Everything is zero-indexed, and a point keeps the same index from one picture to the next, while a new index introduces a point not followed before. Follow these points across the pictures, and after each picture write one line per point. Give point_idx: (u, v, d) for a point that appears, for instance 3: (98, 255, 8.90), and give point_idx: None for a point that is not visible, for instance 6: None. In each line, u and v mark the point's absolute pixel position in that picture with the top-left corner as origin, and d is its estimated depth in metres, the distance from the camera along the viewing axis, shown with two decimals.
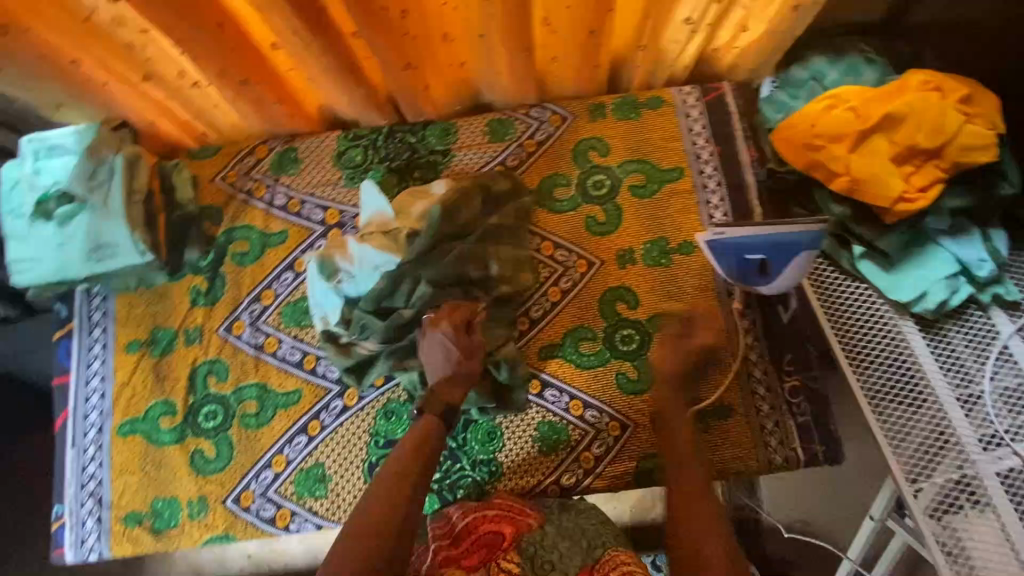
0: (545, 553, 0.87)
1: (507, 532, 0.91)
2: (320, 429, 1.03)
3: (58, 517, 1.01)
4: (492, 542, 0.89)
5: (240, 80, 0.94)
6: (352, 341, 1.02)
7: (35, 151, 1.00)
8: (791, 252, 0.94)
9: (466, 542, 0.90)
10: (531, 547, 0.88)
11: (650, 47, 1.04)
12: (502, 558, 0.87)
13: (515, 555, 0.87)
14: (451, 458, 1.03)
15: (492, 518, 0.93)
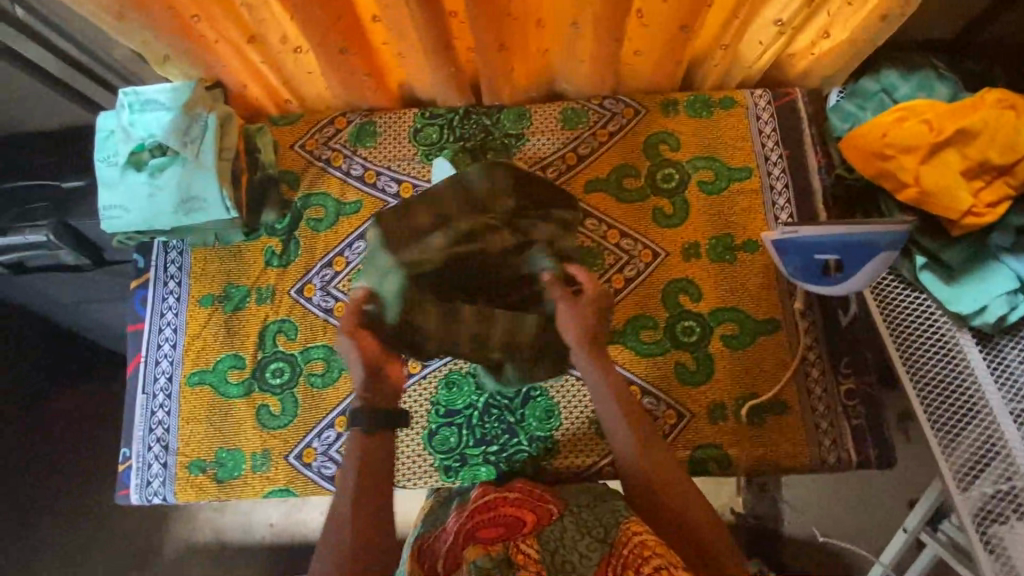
0: (565, 549, 0.82)
1: (529, 520, 0.87)
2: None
3: (125, 459, 1.05)
4: (512, 523, 0.85)
5: (339, 49, 0.97)
6: None
7: (130, 104, 1.02)
8: (861, 252, 0.94)
9: (486, 516, 0.86)
10: (551, 542, 0.83)
11: (732, 47, 1.06)
12: (523, 539, 0.81)
13: (536, 542, 0.82)
14: (509, 432, 1.05)
15: (512, 501, 0.89)
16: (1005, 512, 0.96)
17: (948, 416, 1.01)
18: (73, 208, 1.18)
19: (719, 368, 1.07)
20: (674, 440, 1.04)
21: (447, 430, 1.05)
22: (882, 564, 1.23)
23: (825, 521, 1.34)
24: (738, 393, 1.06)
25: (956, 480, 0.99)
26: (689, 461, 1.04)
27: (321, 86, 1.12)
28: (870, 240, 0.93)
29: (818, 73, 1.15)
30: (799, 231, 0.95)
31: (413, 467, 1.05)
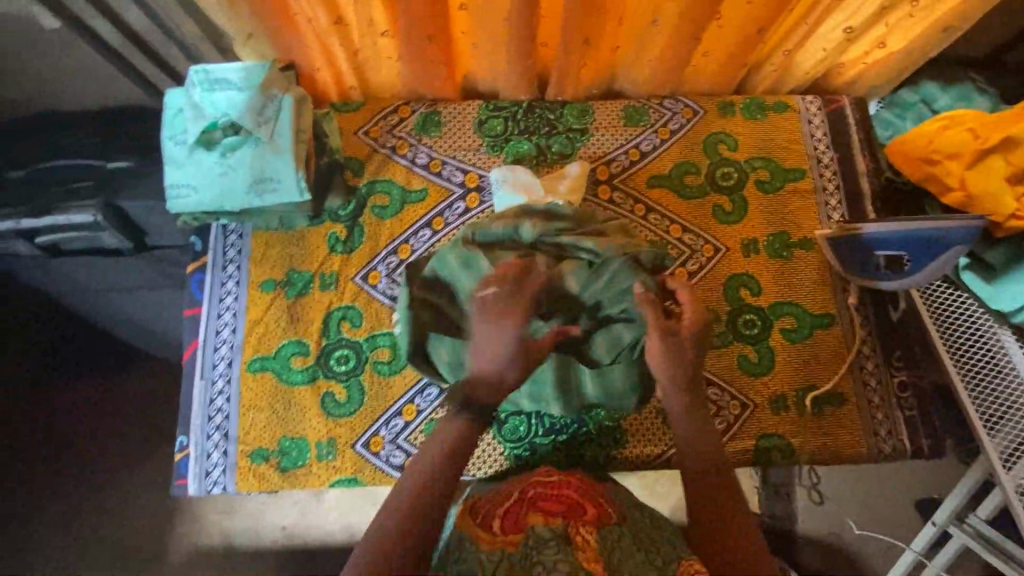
0: (623, 550, 0.77)
1: (591, 511, 0.80)
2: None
3: (182, 447, 1.02)
4: (574, 508, 0.80)
5: (425, 35, 0.97)
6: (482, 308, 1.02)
7: (199, 82, 0.99)
8: (927, 247, 1.02)
9: (547, 496, 0.82)
10: (609, 540, 0.77)
11: (794, 52, 1.11)
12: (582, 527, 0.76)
13: (595, 532, 0.77)
14: (579, 421, 1.06)
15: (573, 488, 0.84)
16: None
17: (991, 407, 1.05)
18: (120, 188, 1.14)
19: (779, 361, 1.10)
20: (739, 429, 1.06)
21: (516, 419, 1.06)
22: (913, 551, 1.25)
23: (863, 515, 1.35)
24: (798, 384, 1.09)
25: (1002, 468, 1.02)
26: (753, 450, 1.06)
27: (390, 73, 1.12)
28: (937, 235, 1.00)
29: (865, 82, 1.21)
30: (863, 229, 1.06)
31: (483, 457, 1.05)
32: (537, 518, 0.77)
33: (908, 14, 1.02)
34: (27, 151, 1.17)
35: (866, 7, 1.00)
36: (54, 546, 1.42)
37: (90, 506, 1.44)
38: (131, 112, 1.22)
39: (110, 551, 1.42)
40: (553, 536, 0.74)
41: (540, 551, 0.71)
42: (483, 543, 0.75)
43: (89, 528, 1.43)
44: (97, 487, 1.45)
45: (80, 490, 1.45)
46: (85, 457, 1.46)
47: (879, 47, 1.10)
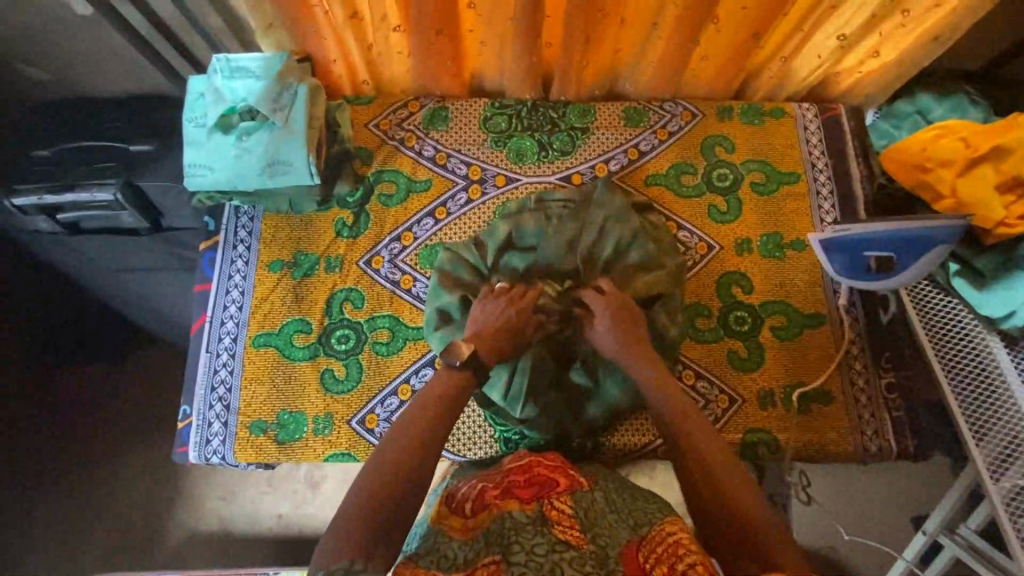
0: (598, 514, 0.79)
1: (563, 483, 0.83)
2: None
3: (185, 416, 1.06)
4: (547, 484, 0.83)
5: (435, 31, 1.02)
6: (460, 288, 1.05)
7: (221, 69, 1.05)
8: (917, 245, 1.04)
9: (524, 476, 0.85)
10: (584, 505, 0.80)
11: (789, 59, 1.15)
12: (556, 497, 0.79)
13: (569, 501, 0.80)
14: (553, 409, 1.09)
15: (546, 467, 0.87)
16: None
17: (979, 412, 1.07)
18: (141, 169, 1.19)
19: (769, 357, 1.12)
20: (727, 423, 1.09)
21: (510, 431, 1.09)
22: (905, 559, 1.25)
23: (852, 520, 1.35)
24: (787, 381, 1.11)
25: (989, 474, 1.03)
26: (740, 444, 1.08)
27: (401, 69, 1.17)
28: (927, 234, 1.03)
29: (860, 92, 1.24)
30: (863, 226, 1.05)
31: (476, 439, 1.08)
32: (512, 502, 0.78)
33: (900, 24, 1.05)
34: (57, 132, 1.24)
35: (858, 17, 1.03)
36: (62, 514, 1.47)
37: (97, 478, 1.50)
38: (156, 98, 1.28)
39: (115, 522, 1.47)
40: (529, 519, 0.75)
41: (516, 532, 0.73)
42: (456, 534, 0.78)
43: (96, 499, 1.49)
44: (105, 459, 1.51)
45: (88, 462, 1.50)
46: (96, 431, 1.52)
47: (873, 56, 1.13)
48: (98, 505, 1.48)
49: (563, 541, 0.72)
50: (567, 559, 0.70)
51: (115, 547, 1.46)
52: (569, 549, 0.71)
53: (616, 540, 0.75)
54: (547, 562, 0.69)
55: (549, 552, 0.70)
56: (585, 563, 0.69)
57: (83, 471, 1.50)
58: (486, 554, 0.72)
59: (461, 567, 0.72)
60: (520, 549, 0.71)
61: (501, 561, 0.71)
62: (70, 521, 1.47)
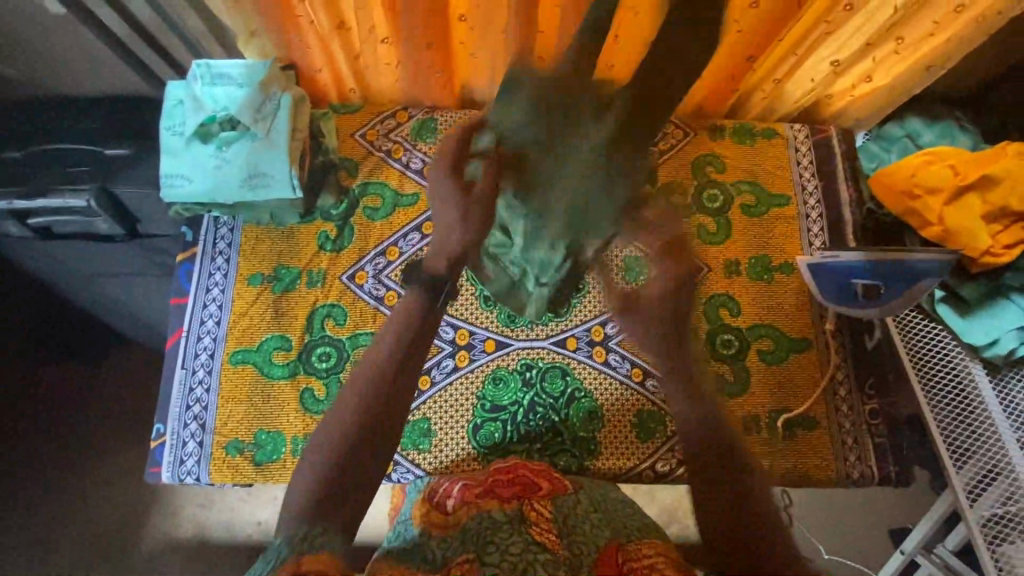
0: (578, 516, 0.80)
1: (545, 487, 0.86)
2: (454, 371, 1.10)
3: (158, 435, 1.03)
4: (528, 487, 0.85)
5: (425, 44, 0.99)
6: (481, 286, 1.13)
7: (201, 76, 1.02)
8: (901, 278, 1.05)
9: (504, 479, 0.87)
10: (564, 509, 0.82)
11: (783, 81, 1.14)
12: (536, 501, 0.81)
13: (549, 505, 0.81)
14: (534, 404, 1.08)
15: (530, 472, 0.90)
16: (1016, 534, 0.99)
17: (957, 439, 1.06)
18: (117, 175, 1.14)
19: (755, 381, 1.12)
20: None
21: (491, 426, 1.08)
22: None
23: (833, 539, 1.35)
24: (773, 406, 1.11)
25: (967, 500, 1.02)
26: None
27: (389, 79, 1.14)
28: (923, 269, 1.03)
29: (852, 115, 1.24)
30: (846, 254, 1.08)
31: (454, 454, 1.06)
32: (493, 503, 0.80)
33: (894, 51, 1.05)
34: (29, 132, 1.19)
35: (853, 43, 1.02)
36: (25, 525, 1.41)
37: (63, 487, 1.44)
38: (134, 100, 1.24)
39: (83, 533, 1.42)
40: (507, 518, 0.76)
41: (493, 532, 0.73)
42: (436, 532, 0.78)
43: (62, 509, 1.43)
44: (71, 468, 1.45)
45: (54, 471, 1.44)
46: (60, 439, 1.46)
47: (866, 81, 1.13)
48: (64, 517, 1.42)
49: (539, 542, 0.72)
50: (541, 560, 0.68)
51: (83, 559, 1.41)
52: (544, 551, 0.70)
53: (593, 545, 0.73)
54: (521, 560, 0.67)
55: (522, 551, 0.69)
56: (559, 566, 0.67)
57: (48, 480, 1.44)
58: (461, 554, 0.71)
59: (433, 567, 0.70)
60: (494, 550, 0.70)
61: (474, 559, 0.68)
62: (33, 532, 1.41)
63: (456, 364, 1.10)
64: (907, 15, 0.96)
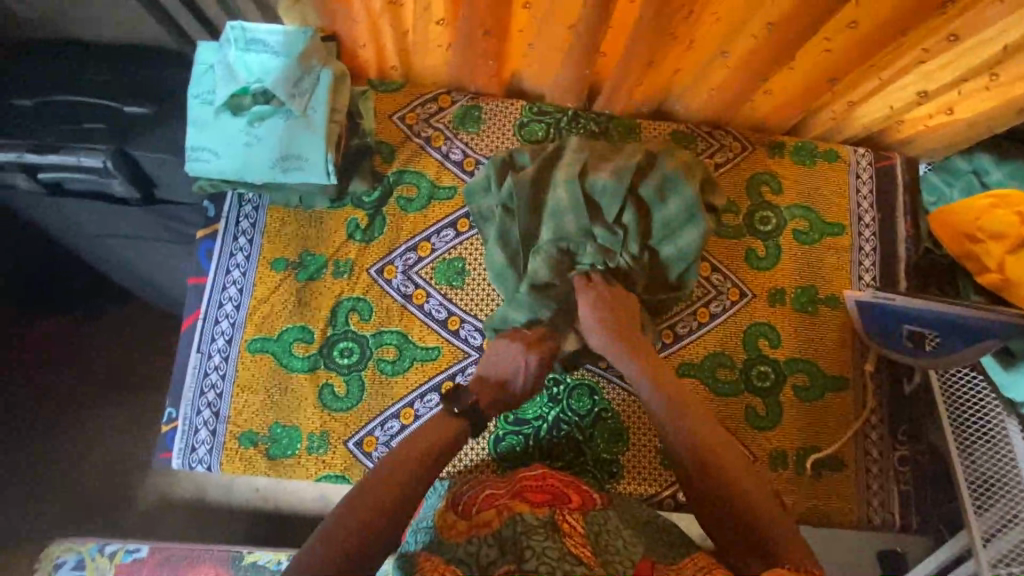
0: (609, 533, 0.80)
1: (575, 499, 0.85)
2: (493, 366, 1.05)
3: (171, 420, 1.00)
4: (559, 496, 0.84)
5: (483, 30, 0.91)
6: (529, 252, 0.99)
7: (234, 40, 0.93)
8: (960, 331, 1.01)
9: (538, 485, 0.87)
10: (596, 524, 0.81)
11: (856, 104, 1.07)
12: (569, 510, 0.81)
13: (581, 518, 0.80)
14: (557, 418, 1.05)
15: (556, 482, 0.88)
16: None
17: (979, 478, 1.03)
18: (135, 137, 1.06)
19: (786, 416, 1.08)
20: None
21: (514, 438, 1.04)
22: None
23: None
24: (801, 444, 1.08)
25: (980, 542, 1.01)
26: None
27: (435, 60, 1.06)
28: (979, 327, 0.99)
29: (920, 145, 1.16)
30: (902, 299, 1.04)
31: (470, 459, 1.04)
32: (524, 506, 0.80)
33: (986, 88, 0.97)
34: (40, 78, 1.10)
35: (944, 75, 0.95)
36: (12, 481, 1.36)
37: (52, 445, 1.38)
38: (154, 52, 1.14)
39: (71, 494, 1.37)
40: (542, 523, 0.76)
41: (528, 536, 0.74)
42: (462, 537, 0.80)
43: (53, 466, 1.38)
44: (64, 427, 1.39)
45: (46, 428, 1.39)
46: (54, 396, 1.40)
47: (945, 114, 1.05)
48: (54, 476, 1.38)
49: (575, 555, 0.73)
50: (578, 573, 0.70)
51: (70, 519, 1.36)
52: (580, 564, 0.72)
53: (627, 564, 0.74)
54: (558, 567, 0.70)
55: (561, 560, 0.71)
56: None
57: (39, 436, 1.38)
58: (500, 562, 0.73)
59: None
60: (532, 555, 0.71)
61: (515, 570, 0.70)
62: (20, 488, 1.36)
63: None
64: (1010, 55, 0.89)
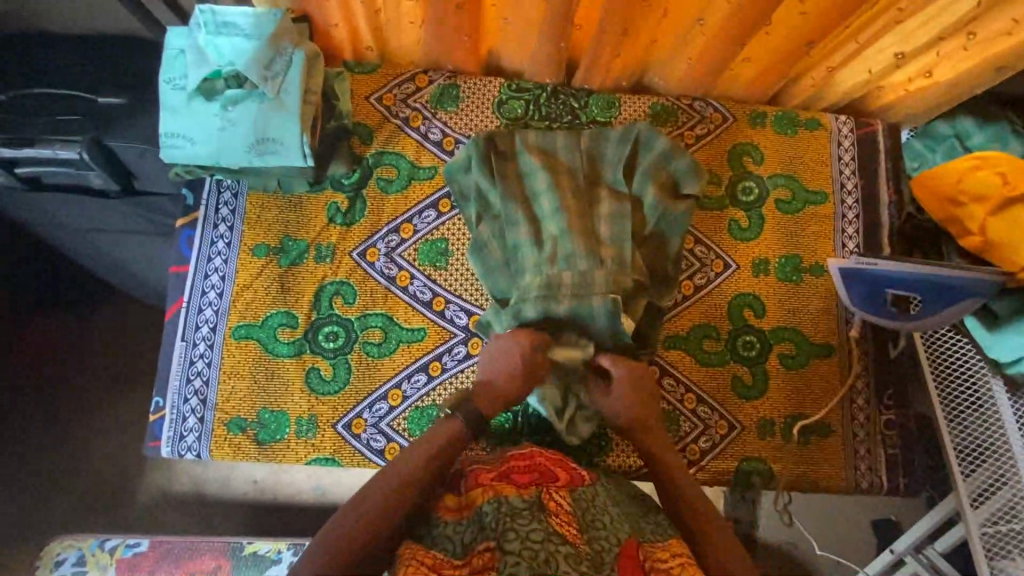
0: (596, 508, 0.81)
1: (562, 477, 0.85)
2: (432, 375, 1.02)
3: (158, 409, 1.01)
4: (546, 475, 0.85)
5: (455, 5, 0.90)
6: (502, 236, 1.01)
7: (205, 23, 0.93)
8: (937, 290, 1.02)
9: (523, 463, 0.87)
10: (583, 500, 0.81)
11: (835, 70, 1.06)
12: (554, 489, 0.81)
13: (568, 495, 0.81)
14: None
15: (540, 462, 0.87)
16: (1015, 547, 0.98)
17: (969, 444, 1.03)
18: (110, 127, 1.05)
19: (772, 385, 1.09)
20: (724, 450, 1.07)
21: (502, 415, 1.04)
22: (891, 550, 1.20)
23: (828, 536, 1.33)
24: (788, 412, 1.09)
25: (968, 505, 1.02)
26: (734, 472, 1.06)
27: (410, 39, 1.05)
28: (963, 286, 1.01)
29: (901, 111, 1.16)
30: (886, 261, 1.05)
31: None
32: (509, 488, 0.79)
33: (963, 47, 0.97)
34: (13, 71, 1.09)
35: (921, 35, 0.95)
36: (6, 481, 1.36)
37: (48, 443, 1.38)
38: (125, 41, 1.13)
39: (68, 493, 1.37)
40: (526, 506, 0.76)
41: (512, 518, 0.74)
42: (450, 516, 0.80)
43: (46, 465, 1.38)
44: (56, 424, 1.39)
45: (38, 428, 1.38)
46: (44, 394, 1.39)
47: (924, 76, 1.05)
48: (50, 473, 1.38)
49: (559, 533, 0.73)
50: (563, 552, 0.71)
51: (67, 516, 1.36)
52: (565, 543, 0.72)
53: (613, 540, 0.75)
54: (542, 551, 0.70)
55: (545, 541, 0.71)
56: (580, 560, 0.70)
57: (31, 436, 1.38)
58: (480, 540, 0.75)
59: (457, 556, 0.75)
60: (515, 537, 0.71)
61: (495, 549, 0.72)
62: (15, 487, 1.36)
63: (468, 350, 1.03)
64: (987, 10, 0.89)
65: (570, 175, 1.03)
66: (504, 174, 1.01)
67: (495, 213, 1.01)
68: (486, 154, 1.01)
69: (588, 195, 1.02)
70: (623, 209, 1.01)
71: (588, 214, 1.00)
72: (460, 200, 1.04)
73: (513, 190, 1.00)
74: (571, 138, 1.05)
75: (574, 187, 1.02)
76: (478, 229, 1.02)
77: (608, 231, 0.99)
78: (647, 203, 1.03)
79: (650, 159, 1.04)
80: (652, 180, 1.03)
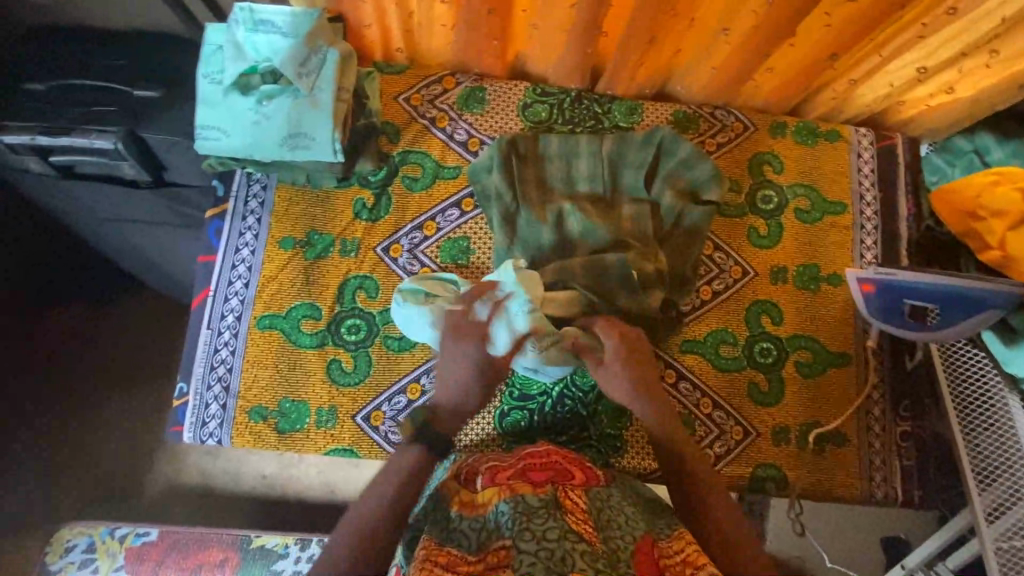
0: (611, 508, 0.81)
1: (578, 477, 0.86)
2: None
3: (182, 395, 1.03)
4: (562, 473, 0.85)
5: (487, 10, 0.93)
6: (521, 237, 1.02)
7: (244, 21, 0.95)
8: (958, 301, 1.02)
9: (539, 462, 0.88)
10: (598, 501, 0.82)
11: (857, 82, 1.08)
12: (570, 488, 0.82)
13: (583, 495, 0.81)
14: (562, 394, 1.06)
15: (554, 463, 0.88)
16: None
17: (985, 461, 1.02)
18: (145, 119, 1.08)
19: (788, 393, 1.10)
20: (739, 455, 1.07)
21: (519, 413, 1.05)
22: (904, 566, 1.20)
23: (838, 549, 1.32)
24: (803, 419, 1.09)
25: (984, 521, 1.00)
26: (748, 478, 1.06)
27: (439, 41, 1.07)
28: (980, 297, 1.01)
29: (922, 125, 1.17)
30: (905, 274, 1.04)
31: (476, 434, 1.05)
32: (525, 487, 0.80)
33: (986, 64, 0.98)
34: (53, 62, 1.12)
35: (943, 51, 0.97)
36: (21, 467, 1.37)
37: (64, 428, 1.39)
38: (161, 37, 1.16)
39: (79, 481, 1.38)
40: (543, 504, 0.76)
41: (528, 518, 0.74)
42: (467, 512, 0.81)
43: (59, 451, 1.39)
44: (71, 412, 1.40)
45: (54, 415, 1.40)
46: (61, 381, 1.41)
47: (946, 92, 1.06)
48: (62, 459, 1.38)
49: (576, 531, 0.73)
50: (580, 550, 0.70)
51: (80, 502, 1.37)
52: (581, 541, 0.72)
53: (629, 538, 0.76)
54: (559, 549, 0.69)
55: (561, 539, 0.71)
56: (596, 559, 0.70)
57: (46, 423, 1.39)
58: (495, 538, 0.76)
59: (472, 552, 0.75)
60: (532, 536, 0.71)
61: (511, 546, 0.72)
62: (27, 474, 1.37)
63: None
64: (1009, 28, 0.91)
65: (590, 181, 1.05)
66: (526, 178, 1.04)
67: (516, 216, 1.03)
68: (505, 158, 1.04)
69: (609, 202, 1.05)
70: (644, 214, 1.03)
71: (611, 218, 1.03)
72: (483, 203, 1.06)
73: (533, 197, 1.04)
74: (594, 144, 1.06)
75: (594, 194, 1.05)
76: (501, 236, 1.02)
77: (632, 234, 1.02)
78: (669, 207, 1.04)
79: (671, 167, 1.06)
80: (672, 186, 1.05)
